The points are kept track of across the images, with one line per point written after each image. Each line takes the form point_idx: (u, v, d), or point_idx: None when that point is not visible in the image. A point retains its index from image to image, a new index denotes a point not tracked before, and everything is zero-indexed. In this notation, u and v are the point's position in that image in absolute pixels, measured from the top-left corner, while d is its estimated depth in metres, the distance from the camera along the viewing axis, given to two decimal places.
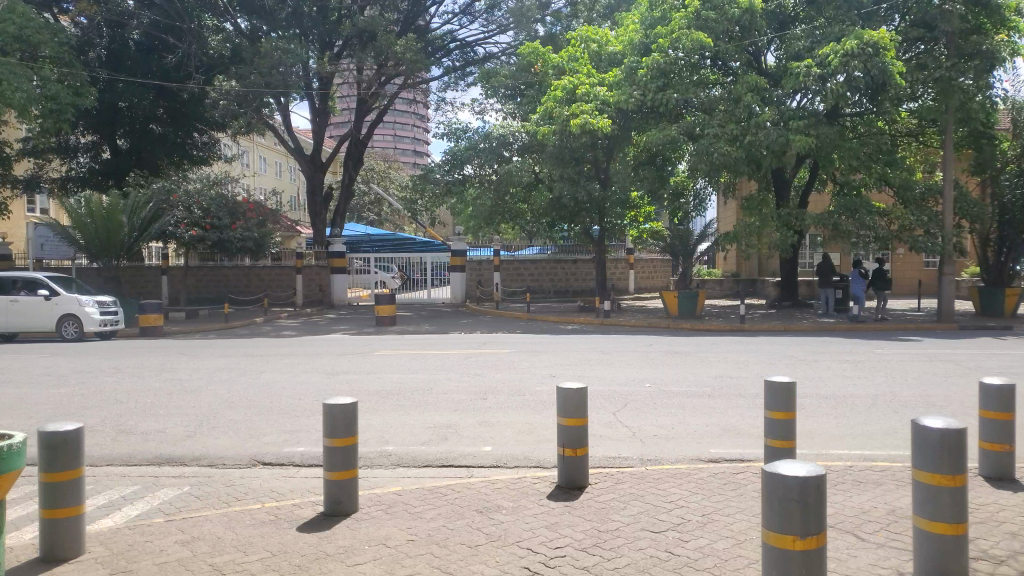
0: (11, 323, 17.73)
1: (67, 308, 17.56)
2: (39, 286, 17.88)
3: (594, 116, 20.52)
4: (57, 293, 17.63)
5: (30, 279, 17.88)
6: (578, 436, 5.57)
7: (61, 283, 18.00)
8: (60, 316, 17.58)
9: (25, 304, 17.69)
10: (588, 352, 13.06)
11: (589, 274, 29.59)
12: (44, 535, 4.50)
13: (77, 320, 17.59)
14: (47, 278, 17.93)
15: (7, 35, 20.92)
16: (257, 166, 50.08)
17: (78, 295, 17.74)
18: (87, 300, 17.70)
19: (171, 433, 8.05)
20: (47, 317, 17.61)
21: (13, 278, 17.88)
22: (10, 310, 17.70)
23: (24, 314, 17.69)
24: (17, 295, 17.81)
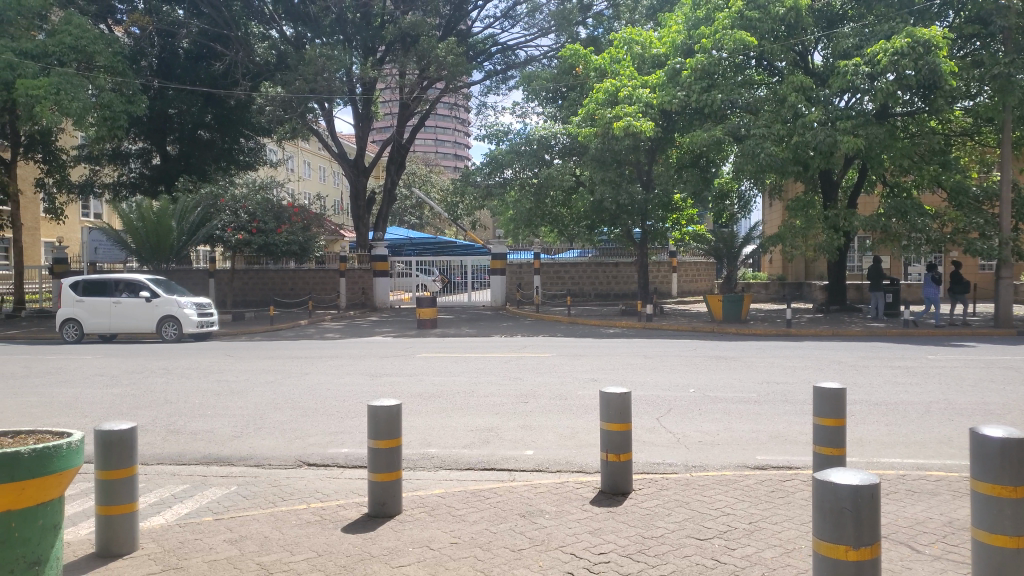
0: (113, 324, 18.28)
1: (167, 309, 18.07)
2: (140, 287, 18.36)
3: (638, 118, 20.31)
4: (158, 295, 18.12)
5: (131, 280, 18.37)
6: (622, 441, 5.52)
7: (161, 284, 18.49)
8: (161, 317, 18.08)
9: (127, 306, 18.19)
10: (631, 357, 12.97)
11: (631, 278, 29.39)
12: (101, 532, 4.61)
13: (177, 321, 18.10)
14: (146, 280, 18.39)
15: (64, 46, 21.77)
16: (302, 171, 51.01)
17: (178, 296, 18.25)
18: (185, 302, 18.18)
19: (220, 433, 8.21)
20: (148, 317, 18.11)
21: (115, 279, 18.37)
22: (113, 312, 18.25)
23: (126, 315, 18.20)
24: (120, 297, 18.30)
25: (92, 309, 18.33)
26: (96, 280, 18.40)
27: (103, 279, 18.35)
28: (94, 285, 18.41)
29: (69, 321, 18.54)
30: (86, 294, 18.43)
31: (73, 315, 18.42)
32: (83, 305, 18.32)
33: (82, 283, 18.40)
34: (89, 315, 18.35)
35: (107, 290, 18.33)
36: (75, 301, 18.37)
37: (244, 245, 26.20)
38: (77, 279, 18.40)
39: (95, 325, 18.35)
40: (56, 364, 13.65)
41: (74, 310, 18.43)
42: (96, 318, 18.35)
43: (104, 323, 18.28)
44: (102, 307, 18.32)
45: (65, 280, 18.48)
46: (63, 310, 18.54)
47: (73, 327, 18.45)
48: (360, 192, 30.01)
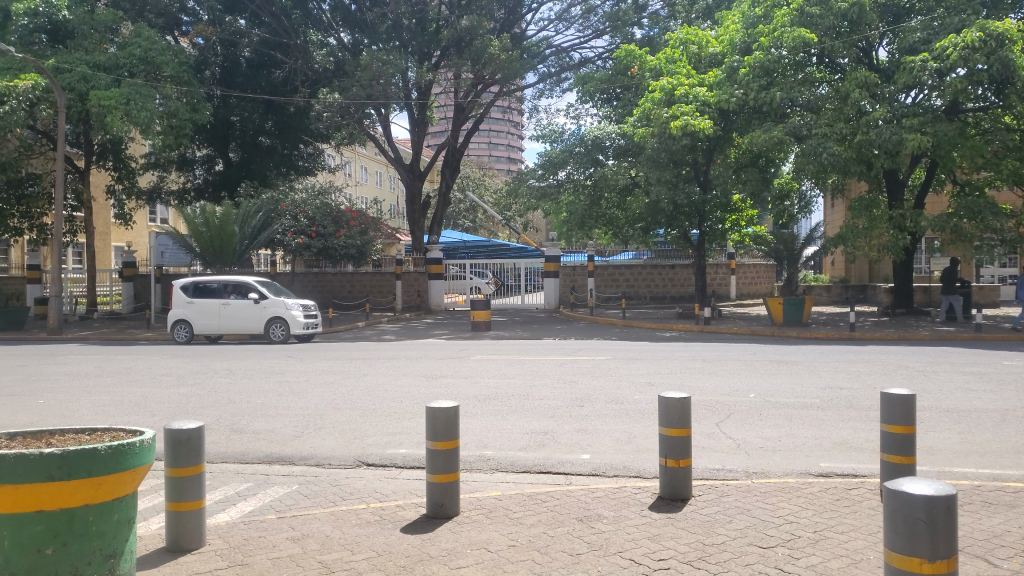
0: (222, 324, 18.78)
1: (275, 310, 18.46)
2: (249, 289, 18.79)
3: (695, 117, 20.07)
4: (266, 296, 18.53)
5: (239, 283, 18.84)
6: (681, 446, 5.45)
7: (267, 286, 18.90)
8: (271, 317, 18.45)
9: (235, 307, 18.66)
10: (689, 360, 12.78)
11: (689, 280, 28.92)
12: (171, 527, 4.75)
13: (285, 322, 18.44)
14: (254, 282, 18.84)
15: (135, 58, 22.63)
16: (359, 176, 51.86)
17: (284, 298, 18.62)
18: (292, 304, 18.55)
19: (281, 433, 8.39)
20: (257, 318, 18.55)
21: (222, 282, 18.89)
22: (222, 313, 18.74)
23: (235, 316, 18.67)
24: (229, 298, 18.79)
25: (202, 310, 18.87)
26: (205, 283, 18.99)
27: (211, 282, 18.90)
28: (203, 288, 18.98)
29: (180, 322, 19.14)
30: (196, 296, 19.03)
31: (184, 316, 19.01)
32: (193, 305, 18.89)
33: (192, 285, 19.02)
34: (199, 316, 18.88)
35: (216, 292, 18.85)
36: (186, 303, 18.98)
37: (304, 249, 27.65)
38: (186, 280, 19.05)
39: (205, 325, 18.88)
40: (127, 363, 14.20)
41: (185, 312, 19.02)
42: (206, 319, 18.87)
43: (213, 323, 18.79)
44: (212, 308, 18.82)
45: (175, 283, 19.09)
46: (174, 311, 19.15)
47: (184, 327, 19.01)
48: (415, 196, 30.35)
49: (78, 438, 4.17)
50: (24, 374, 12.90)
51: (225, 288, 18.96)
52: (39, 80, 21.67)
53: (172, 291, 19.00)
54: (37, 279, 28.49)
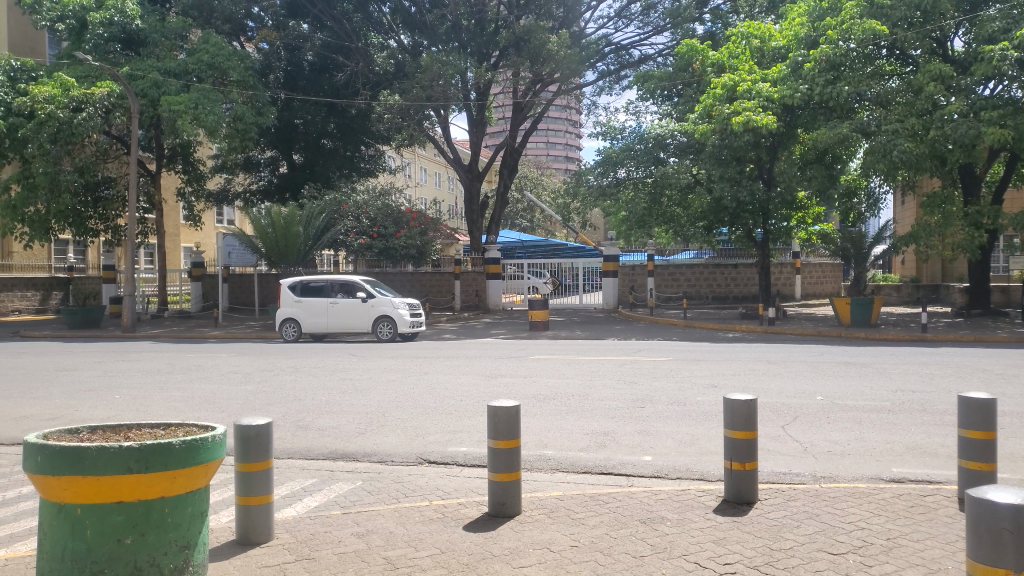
0: (329, 323, 18.98)
1: (383, 310, 18.53)
2: (356, 288, 18.91)
3: (758, 113, 19.67)
4: (374, 296, 18.61)
5: (346, 282, 18.95)
6: (747, 449, 5.36)
7: (374, 285, 18.97)
8: (378, 316, 18.53)
9: (343, 306, 18.79)
10: (754, 362, 12.50)
11: (752, 279, 28.37)
12: (241, 520, 4.87)
13: (392, 321, 18.50)
14: (360, 281, 18.92)
15: (203, 64, 23.42)
16: (419, 177, 52.49)
17: (392, 297, 18.67)
18: (400, 303, 18.57)
19: (345, 430, 8.54)
20: (365, 318, 18.64)
21: (331, 282, 19.01)
22: (330, 312, 18.92)
23: (343, 315, 18.80)
24: (336, 297, 18.92)
25: (309, 309, 19.07)
26: (312, 282, 19.16)
27: (319, 282, 19.05)
28: (311, 288, 19.15)
29: (289, 320, 19.34)
30: (304, 295, 19.21)
31: (293, 315, 19.19)
32: (301, 305, 19.10)
33: (300, 284, 19.18)
34: (308, 315, 19.08)
35: (325, 291, 19.01)
36: (294, 302, 19.19)
37: (366, 249, 28.05)
38: (295, 280, 19.25)
39: (314, 325, 19.05)
40: (198, 360, 14.64)
41: (293, 311, 19.22)
42: (314, 318, 19.07)
43: (322, 322, 19.00)
44: (320, 307, 19.02)
45: (284, 282, 19.32)
46: (283, 310, 19.37)
47: (293, 326, 19.21)
48: (473, 197, 30.41)
49: (154, 432, 4.32)
50: (102, 370, 13.43)
51: (333, 287, 19.10)
52: (114, 87, 22.48)
53: (281, 291, 19.20)
54: (112, 279, 29.56)
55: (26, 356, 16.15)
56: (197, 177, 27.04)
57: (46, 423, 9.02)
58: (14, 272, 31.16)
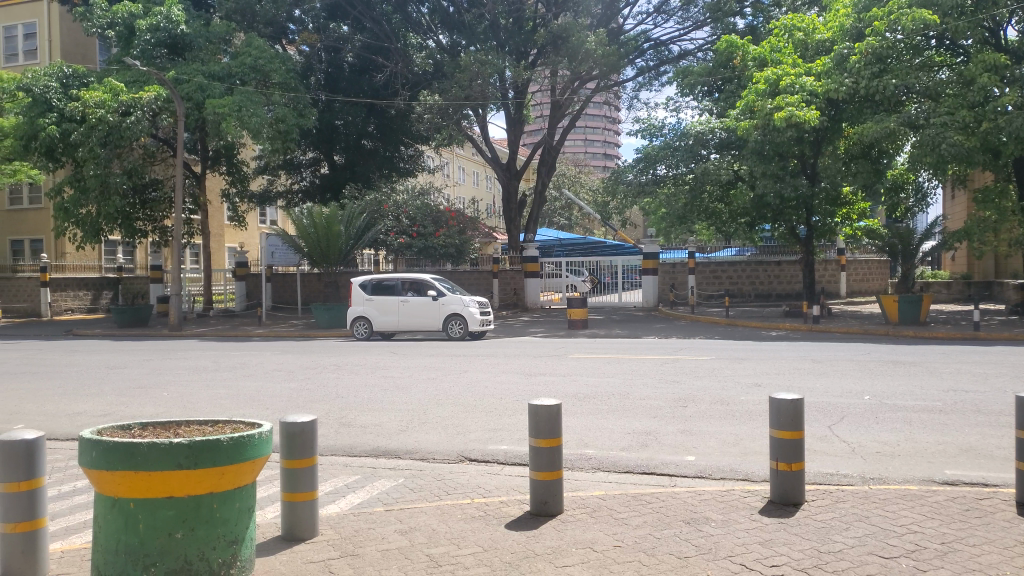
0: (400, 322, 18.95)
1: (455, 307, 18.58)
2: (427, 286, 18.94)
3: (801, 108, 19.35)
4: (445, 294, 18.65)
5: (416, 280, 18.99)
6: (794, 449, 5.26)
7: (443, 283, 19.02)
8: (450, 315, 18.58)
9: (414, 304, 18.84)
10: (798, 361, 12.27)
11: (796, 277, 27.99)
12: (286, 516, 4.93)
13: (463, 319, 18.58)
14: (430, 279, 18.97)
15: (246, 67, 23.87)
16: (457, 176, 52.72)
17: (462, 295, 18.68)
18: (470, 300, 18.59)
19: (387, 427, 8.60)
20: (436, 316, 18.69)
21: (401, 280, 19.04)
22: (402, 311, 18.91)
23: (415, 314, 18.85)
24: (407, 295, 18.95)
25: (381, 307, 19.03)
26: (383, 280, 19.12)
27: (390, 280, 19.05)
28: (381, 286, 19.12)
29: (359, 318, 19.25)
30: (376, 293, 19.14)
31: (364, 313, 19.12)
32: (373, 303, 19.04)
33: (371, 283, 19.19)
34: (380, 313, 19.02)
35: (396, 290, 19.00)
36: (366, 300, 19.11)
37: (405, 249, 28.21)
38: (365, 279, 19.23)
39: (385, 323, 19.01)
40: (242, 358, 14.88)
41: (365, 309, 19.14)
42: (386, 316, 19.01)
43: (393, 321, 18.94)
44: (392, 305, 18.98)
45: (355, 280, 19.27)
46: (354, 308, 19.28)
47: (364, 324, 19.15)
48: (511, 195, 30.38)
49: (202, 429, 4.40)
50: (152, 368, 13.76)
51: (403, 285, 19.13)
52: (161, 91, 23.04)
53: (352, 290, 19.13)
54: (159, 279, 30.21)
55: (78, 354, 16.57)
56: (240, 178, 27.53)
57: (99, 419, 9.27)
58: (67, 272, 32.03)
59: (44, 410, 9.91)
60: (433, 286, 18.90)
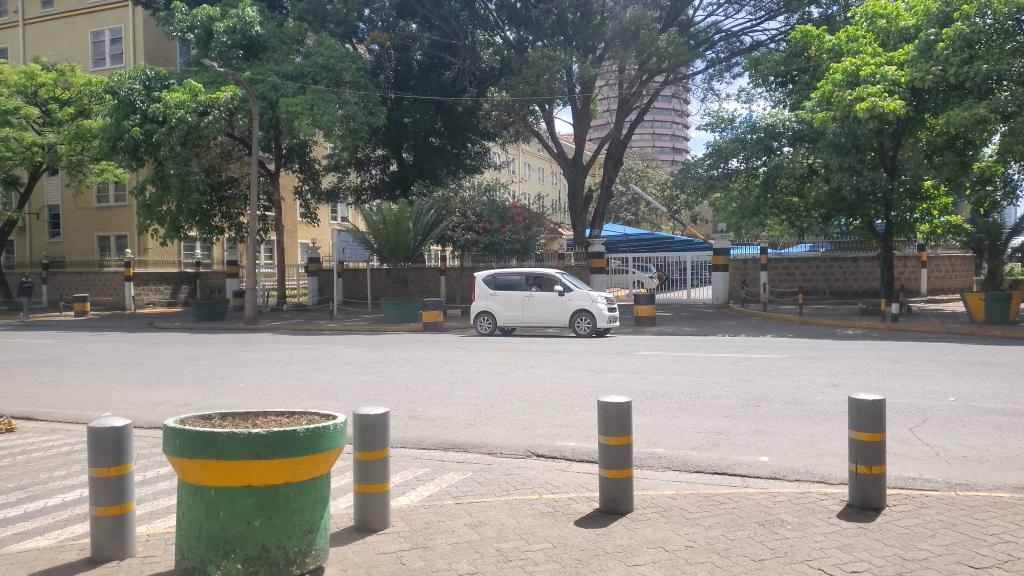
0: (525, 317, 18.76)
1: (582, 303, 18.30)
2: (551, 281, 18.81)
3: (884, 98, 18.70)
4: (571, 289, 18.46)
5: (541, 275, 18.87)
6: (875, 451, 5.07)
7: (569, 279, 18.83)
8: (577, 310, 18.30)
9: (539, 299, 18.67)
10: (878, 361, 11.81)
11: (873, 274, 26.88)
12: (358, 506, 5.00)
13: (590, 315, 18.24)
14: (556, 274, 18.84)
15: (318, 66, 24.44)
16: (523, 173, 52.96)
17: (589, 291, 18.40)
18: (597, 296, 18.25)
19: (455, 421, 8.68)
20: (562, 311, 18.49)
21: (525, 275, 18.95)
22: (526, 306, 18.74)
23: (540, 309, 18.67)
24: (532, 291, 18.81)
25: (505, 302, 18.89)
26: (505, 275, 19.07)
27: (515, 276, 18.98)
28: (507, 282, 19.04)
29: (483, 314, 19.12)
30: (500, 288, 19.04)
31: (488, 308, 19.00)
32: (497, 297, 18.94)
33: (496, 278, 19.15)
34: (504, 308, 18.87)
35: (520, 284, 18.88)
36: (490, 295, 19.02)
37: (472, 244, 28.85)
38: (490, 274, 19.22)
39: (509, 318, 18.85)
40: (315, 351, 15.21)
41: (488, 304, 19.03)
42: (511, 311, 18.84)
43: (517, 316, 18.77)
44: (516, 300, 18.84)
45: (479, 276, 19.29)
46: (478, 303, 19.20)
47: (487, 319, 18.99)
48: (577, 190, 30.17)
49: (279, 420, 4.51)
50: (229, 359, 14.27)
51: (528, 281, 19.02)
52: (237, 91, 23.76)
53: (475, 283, 19.12)
54: (235, 274, 31.25)
55: (159, 346, 17.27)
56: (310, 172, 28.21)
57: (180, 408, 9.63)
58: (149, 267, 33.51)
59: (129, 398, 10.37)
60: (558, 282, 18.76)
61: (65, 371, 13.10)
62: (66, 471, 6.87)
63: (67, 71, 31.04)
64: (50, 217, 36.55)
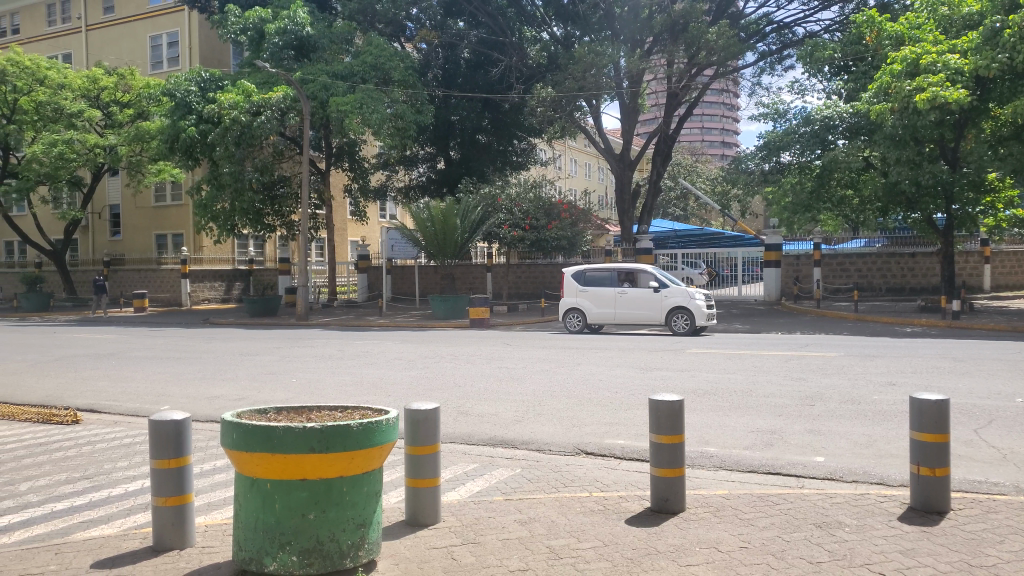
0: (618, 314, 18.52)
1: (679, 300, 17.93)
2: (645, 277, 18.43)
3: (945, 88, 18.10)
4: (667, 286, 18.09)
5: (633, 272, 18.56)
6: (938, 454, 4.91)
7: (664, 275, 18.46)
8: (674, 308, 17.93)
9: (633, 296, 18.36)
10: (940, 359, 11.46)
11: (933, 269, 26.18)
12: (410, 501, 5.04)
13: (688, 313, 17.81)
14: (649, 270, 18.47)
15: (367, 66, 24.67)
16: (569, 168, 52.89)
17: (686, 287, 18.03)
18: (695, 293, 17.85)
19: (503, 417, 8.69)
20: (658, 309, 18.13)
21: (617, 271, 18.68)
22: (618, 303, 18.48)
23: (633, 306, 18.36)
24: (624, 287, 18.51)
25: (596, 299, 18.70)
26: (594, 272, 18.85)
27: (606, 271, 18.75)
28: (598, 277, 18.80)
29: (572, 311, 18.99)
30: (589, 284, 18.85)
31: (578, 305, 18.86)
32: (587, 294, 18.77)
33: (585, 274, 18.95)
34: (595, 305, 18.69)
35: (611, 281, 18.64)
36: (579, 291, 18.87)
37: (518, 241, 28.03)
38: (579, 271, 19.04)
39: (600, 315, 18.66)
40: (365, 347, 15.40)
41: (577, 300, 18.90)
42: (602, 308, 18.65)
43: (609, 313, 18.56)
44: (608, 297, 18.59)
45: (566, 272, 19.14)
46: (567, 300, 19.09)
47: (577, 316, 18.85)
48: (625, 186, 29.89)
49: (333, 415, 4.57)
50: (282, 355, 14.52)
51: (620, 277, 18.72)
52: (288, 91, 24.28)
53: (564, 281, 18.99)
54: (287, 271, 31.88)
55: (214, 342, 17.68)
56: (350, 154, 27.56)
57: (235, 402, 9.86)
58: (204, 264, 34.39)
59: (187, 392, 10.64)
60: (652, 278, 18.40)
61: (126, 366, 13.50)
62: (128, 463, 7.09)
63: (127, 74, 31.80)
64: (111, 216, 37.71)
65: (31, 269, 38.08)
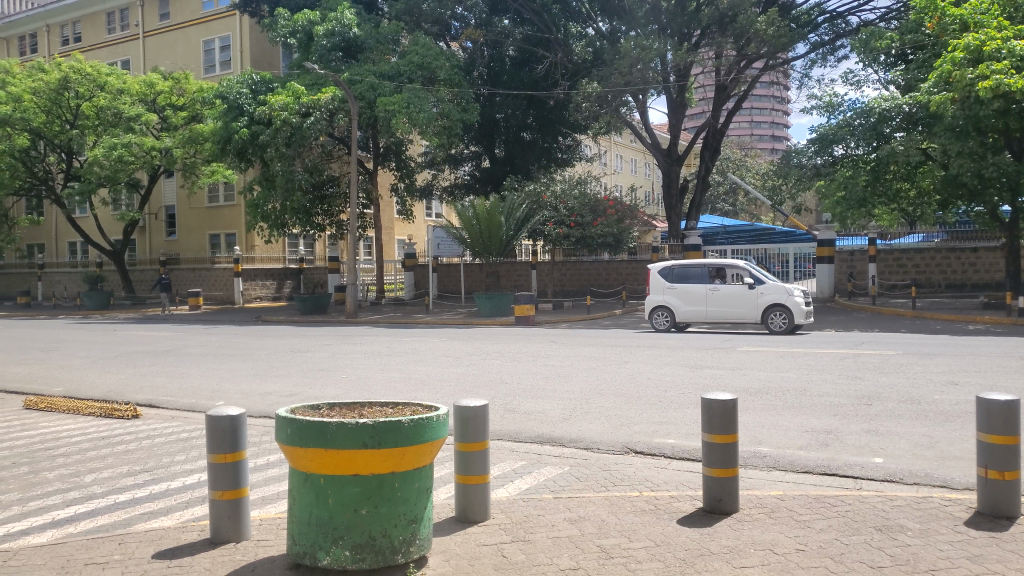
0: (710, 311, 18.21)
1: (776, 298, 17.58)
2: (738, 274, 18.16)
3: (1010, 75, 17.52)
4: (763, 283, 17.74)
5: (724, 268, 18.26)
6: (1007, 456, 4.71)
7: (758, 271, 18.13)
8: (772, 305, 17.57)
9: (726, 293, 18.08)
10: (1007, 358, 11.03)
11: (995, 264, 25.10)
12: (460, 497, 5.04)
13: (787, 311, 17.43)
14: (741, 267, 18.16)
15: (413, 65, 24.80)
16: (615, 165, 52.61)
17: (783, 285, 17.65)
18: (793, 290, 17.48)
19: (550, 414, 8.67)
20: (754, 306, 17.79)
21: (708, 268, 18.40)
22: (710, 300, 18.18)
23: (726, 303, 18.06)
24: (716, 284, 18.23)
25: (685, 296, 18.43)
26: (683, 268, 18.60)
27: (696, 269, 18.49)
28: (687, 274, 18.56)
29: (660, 308, 18.75)
30: (679, 281, 18.59)
31: (666, 303, 18.61)
32: (676, 291, 18.50)
33: (673, 271, 18.69)
34: (684, 302, 18.42)
35: (702, 277, 18.37)
36: (668, 289, 18.63)
37: (563, 238, 27.76)
38: (667, 268, 18.80)
39: (690, 313, 18.37)
40: (413, 345, 15.50)
41: (666, 298, 18.66)
42: (692, 306, 18.36)
43: (700, 310, 18.26)
44: (699, 295, 18.31)
45: (655, 269, 18.93)
46: (654, 298, 18.85)
47: (666, 314, 18.63)
48: (672, 181, 29.54)
49: (384, 410, 4.59)
50: (332, 352, 14.72)
51: (710, 274, 18.44)
52: (336, 92, 24.47)
53: (652, 277, 18.76)
54: (337, 270, 32.34)
55: (267, 339, 18.04)
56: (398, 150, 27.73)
57: (286, 398, 10.03)
58: (256, 263, 35.10)
59: (241, 389, 10.85)
60: (745, 275, 18.08)
61: (181, 362, 13.84)
62: (185, 456, 7.26)
63: (182, 79, 32.56)
64: (167, 217, 38.78)
65: (93, 268, 39.37)
